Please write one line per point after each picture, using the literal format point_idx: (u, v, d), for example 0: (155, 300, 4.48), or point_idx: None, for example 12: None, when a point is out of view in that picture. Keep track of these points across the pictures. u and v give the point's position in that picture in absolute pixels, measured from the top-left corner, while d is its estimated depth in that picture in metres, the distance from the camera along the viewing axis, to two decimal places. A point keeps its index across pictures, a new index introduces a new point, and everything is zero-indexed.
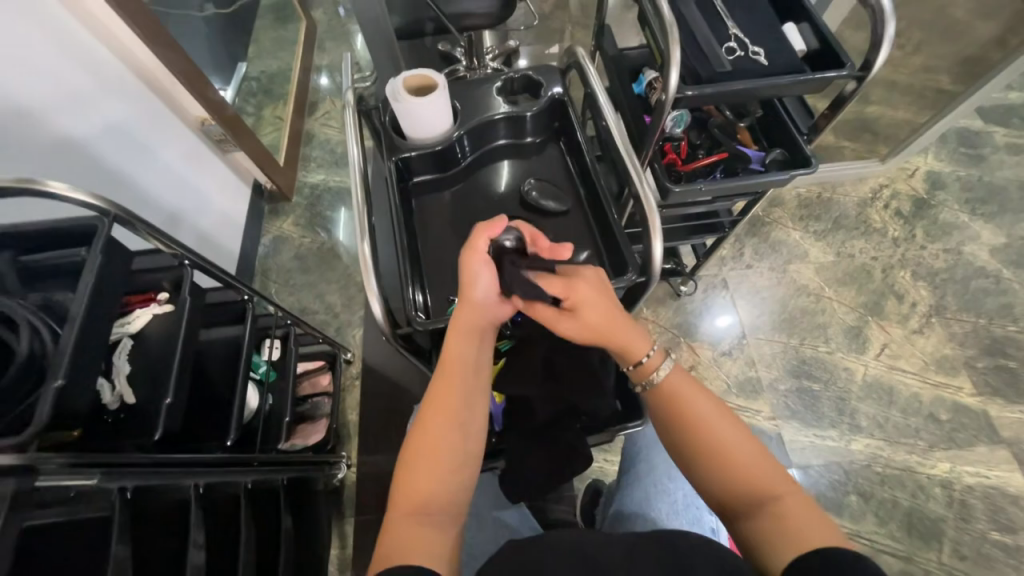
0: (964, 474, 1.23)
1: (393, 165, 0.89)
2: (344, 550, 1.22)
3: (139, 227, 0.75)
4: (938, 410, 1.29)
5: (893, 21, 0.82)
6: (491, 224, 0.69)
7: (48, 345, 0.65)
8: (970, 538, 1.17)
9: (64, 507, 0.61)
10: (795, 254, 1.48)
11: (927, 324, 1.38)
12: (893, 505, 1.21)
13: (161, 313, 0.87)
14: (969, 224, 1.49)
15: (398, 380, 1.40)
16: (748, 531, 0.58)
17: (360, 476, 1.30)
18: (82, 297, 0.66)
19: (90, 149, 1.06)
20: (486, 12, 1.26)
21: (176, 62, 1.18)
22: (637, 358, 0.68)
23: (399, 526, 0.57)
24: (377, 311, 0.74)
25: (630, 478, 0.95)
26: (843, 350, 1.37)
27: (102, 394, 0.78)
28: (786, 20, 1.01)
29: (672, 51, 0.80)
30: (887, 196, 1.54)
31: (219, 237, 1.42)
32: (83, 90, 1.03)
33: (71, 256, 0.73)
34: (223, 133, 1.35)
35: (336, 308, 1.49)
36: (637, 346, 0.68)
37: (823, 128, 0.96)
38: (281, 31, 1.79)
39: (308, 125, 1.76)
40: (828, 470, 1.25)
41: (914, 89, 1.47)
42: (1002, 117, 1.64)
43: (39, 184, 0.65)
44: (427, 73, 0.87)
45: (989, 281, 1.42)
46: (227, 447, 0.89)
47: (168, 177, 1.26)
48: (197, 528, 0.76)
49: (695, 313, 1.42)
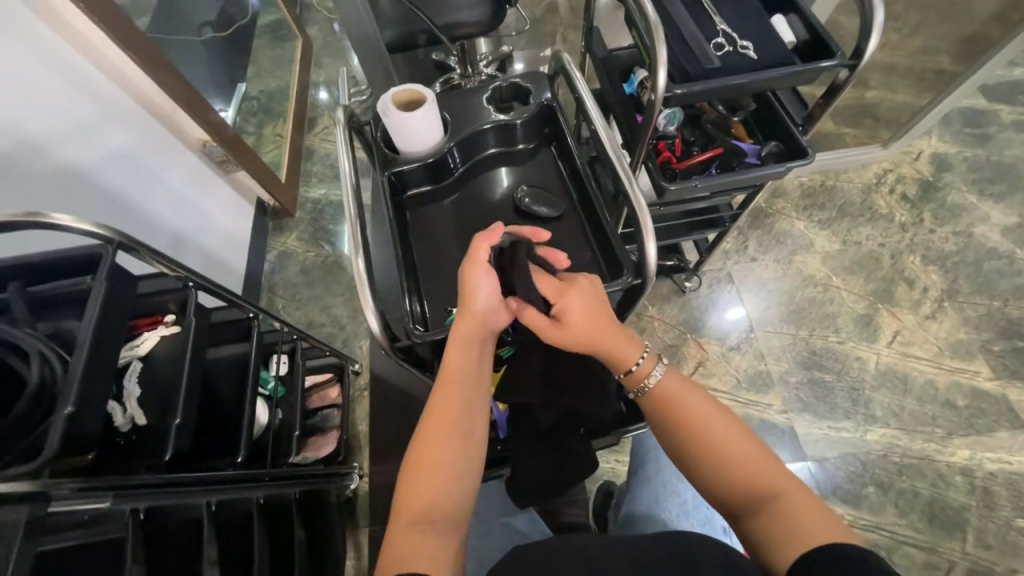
0: (985, 461, 1.20)
1: (386, 178, 0.89)
2: (360, 560, 1.24)
3: (144, 253, 0.77)
4: (955, 396, 1.26)
5: (882, 7, 0.82)
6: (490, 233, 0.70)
7: (59, 373, 0.66)
8: (994, 526, 1.14)
9: (80, 531, 0.63)
10: (800, 244, 1.46)
11: (939, 309, 1.35)
12: (913, 495, 1.18)
13: (168, 334, 0.88)
14: (978, 205, 1.46)
15: (406, 389, 1.41)
16: (752, 530, 0.57)
17: (373, 486, 1.31)
18: (88, 326, 0.67)
19: (94, 176, 1.08)
20: (477, 21, 1.26)
21: (177, 89, 1.21)
22: (627, 366, 0.68)
23: (401, 535, 0.57)
24: (374, 325, 0.75)
25: (639, 479, 0.94)
26: (854, 339, 1.34)
27: (113, 416, 0.79)
28: (775, 12, 1.01)
29: (659, 50, 0.80)
30: (891, 181, 1.52)
31: (225, 256, 1.44)
32: (86, 119, 1.05)
33: (77, 284, 0.74)
34: (224, 154, 1.37)
35: (343, 321, 1.50)
36: (626, 352, 0.68)
37: (818, 117, 0.95)
38: (278, 49, 1.81)
39: (308, 141, 1.78)
40: (844, 462, 1.23)
41: (914, 71, 1.45)
42: (1007, 94, 1.61)
43: (43, 216, 0.66)
44: (416, 87, 0.88)
45: (1003, 262, 1.39)
46: (239, 463, 0.90)
47: (172, 200, 1.28)
48: (211, 543, 0.76)
49: (701, 308, 1.41)
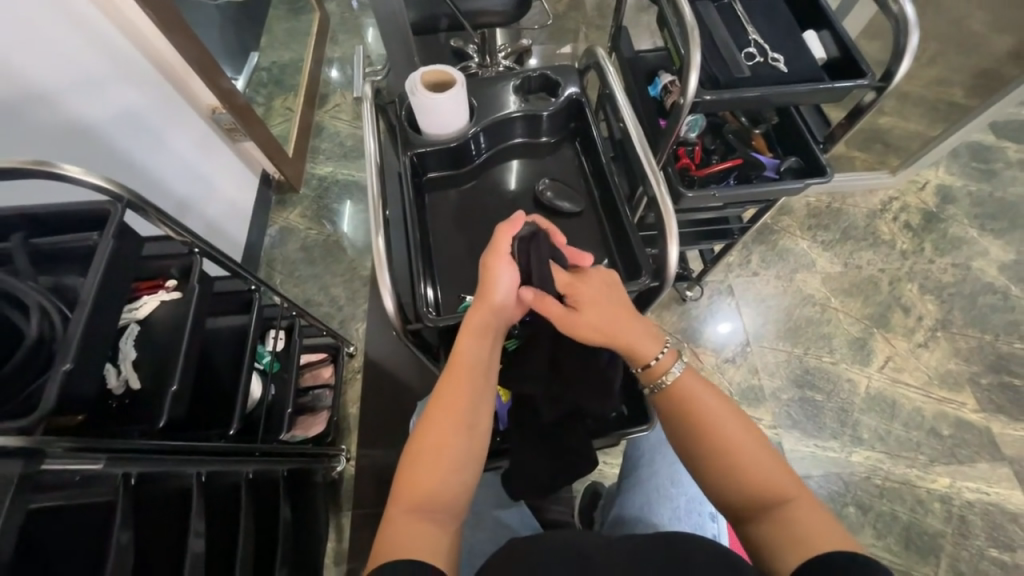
0: (964, 490, 1.22)
1: (408, 159, 0.89)
2: (340, 543, 1.22)
3: (151, 214, 0.76)
4: (940, 424, 1.29)
5: (917, 33, 0.83)
6: (511, 225, 0.71)
7: (58, 329, 0.65)
8: (969, 553, 1.17)
9: (69, 490, 0.62)
10: (802, 263, 1.48)
11: (932, 338, 1.38)
12: (892, 518, 1.21)
13: (168, 300, 0.87)
14: (978, 239, 1.48)
15: (400, 375, 1.40)
16: (756, 533, 0.58)
17: (359, 470, 1.30)
18: (91, 282, 0.66)
19: (102, 133, 1.06)
20: (500, 11, 1.25)
21: (190, 51, 1.18)
22: (645, 360, 0.68)
23: (398, 519, 0.58)
24: (388, 304, 0.75)
25: (632, 482, 0.95)
26: (847, 361, 1.36)
27: (107, 378, 0.78)
28: (805, 28, 1.02)
29: (693, 54, 0.81)
30: (896, 209, 1.54)
31: (228, 227, 1.42)
32: (97, 74, 1.03)
33: (83, 240, 0.72)
34: (234, 123, 1.35)
35: (340, 301, 1.49)
36: (645, 348, 0.68)
37: (838, 137, 0.96)
38: (294, 22, 1.80)
39: (318, 116, 1.75)
40: (827, 481, 1.24)
41: (927, 102, 1.47)
42: (1015, 133, 1.63)
43: (53, 167, 0.65)
44: (445, 69, 0.88)
45: (997, 297, 1.41)
46: (230, 437, 0.90)
47: (179, 164, 1.26)
48: (198, 516, 0.75)
49: (699, 318, 1.42)
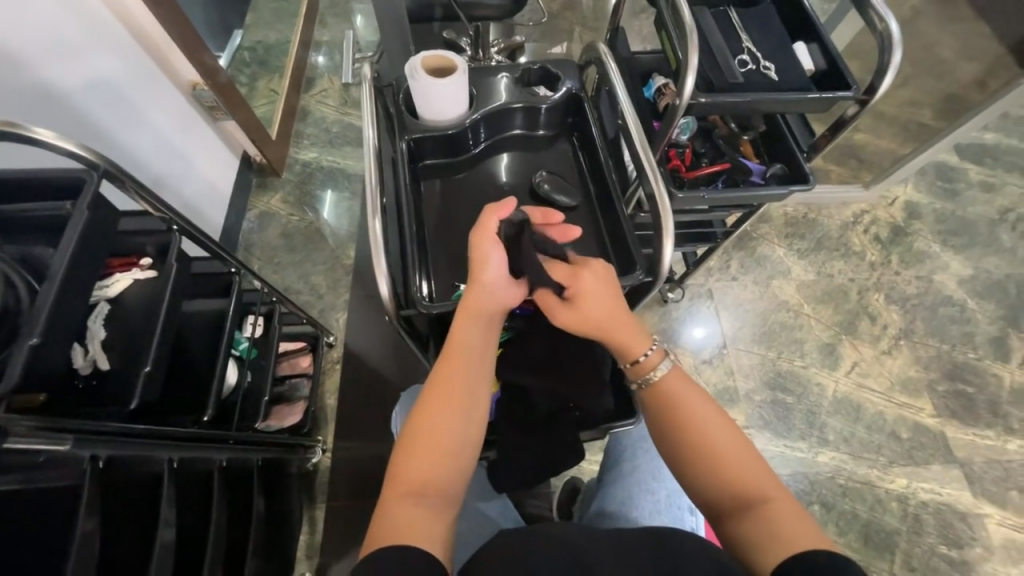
0: (919, 490, 1.29)
1: (404, 144, 0.89)
2: (313, 536, 1.20)
3: (128, 185, 0.73)
4: (899, 428, 1.35)
5: (900, 49, 0.87)
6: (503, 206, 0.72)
7: (25, 301, 0.62)
8: (920, 550, 1.23)
9: (27, 473, 0.58)
10: (778, 270, 1.53)
11: (895, 346, 1.45)
12: (853, 516, 1.26)
13: (143, 278, 0.84)
14: (940, 253, 1.57)
15: (380, 368, 1.38)
16: (735, 530, 0.60)
17: (335, 462, 1.28)
18: (62, 255, 0.63)
19: (74, 97, 1.01)
20: (496, 5, 1.25)
21: (172, 23, 1.13)
22: (634, 356, 0.70)
23: (393, 510, 0.57)
24: (382, 290, 0.75)
25: (613, 476, 0.97)
26: (817, 366, 1.42)
27: (73, 357, 0.74)
28: (796, 39, 1.05)
29: (690, 58, 0.83)
30: (866, 222, 1.61)
31: (205, 208, 1.38)
32: (71, 37, 0.97)
33: (53, 209, 0.68)
34: (215, 100, 1.31)
35: (321, 290, 1.46)
36: (634, 344, 0.70)
37: (822, 148, 1.00)
38: (281, 2, 1.75)
39: (304, 101, 1.71)
40: (794, 479, 1.29)
41: (899, 121, 1.57)
42: (977, 155, 1.73)
43: (24, 129, 0.62)
44: (445, 54, 0.88)
45: (955, 309, 1.50)
46: (203, 423, 0.88)
47: (156, 139, 1.21)
48: (168, 503, 0.72)
49: (678, 320, 1.46)
